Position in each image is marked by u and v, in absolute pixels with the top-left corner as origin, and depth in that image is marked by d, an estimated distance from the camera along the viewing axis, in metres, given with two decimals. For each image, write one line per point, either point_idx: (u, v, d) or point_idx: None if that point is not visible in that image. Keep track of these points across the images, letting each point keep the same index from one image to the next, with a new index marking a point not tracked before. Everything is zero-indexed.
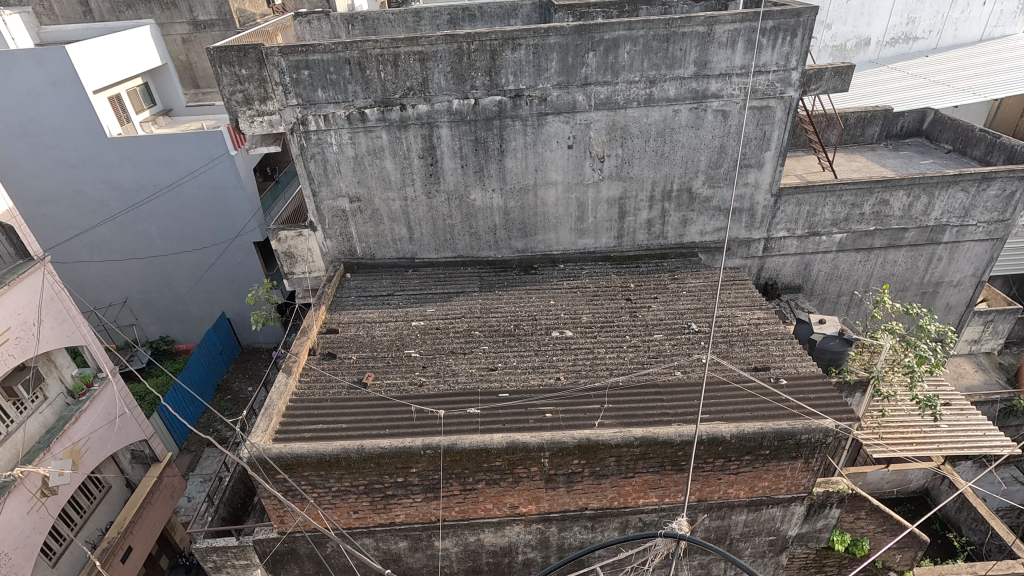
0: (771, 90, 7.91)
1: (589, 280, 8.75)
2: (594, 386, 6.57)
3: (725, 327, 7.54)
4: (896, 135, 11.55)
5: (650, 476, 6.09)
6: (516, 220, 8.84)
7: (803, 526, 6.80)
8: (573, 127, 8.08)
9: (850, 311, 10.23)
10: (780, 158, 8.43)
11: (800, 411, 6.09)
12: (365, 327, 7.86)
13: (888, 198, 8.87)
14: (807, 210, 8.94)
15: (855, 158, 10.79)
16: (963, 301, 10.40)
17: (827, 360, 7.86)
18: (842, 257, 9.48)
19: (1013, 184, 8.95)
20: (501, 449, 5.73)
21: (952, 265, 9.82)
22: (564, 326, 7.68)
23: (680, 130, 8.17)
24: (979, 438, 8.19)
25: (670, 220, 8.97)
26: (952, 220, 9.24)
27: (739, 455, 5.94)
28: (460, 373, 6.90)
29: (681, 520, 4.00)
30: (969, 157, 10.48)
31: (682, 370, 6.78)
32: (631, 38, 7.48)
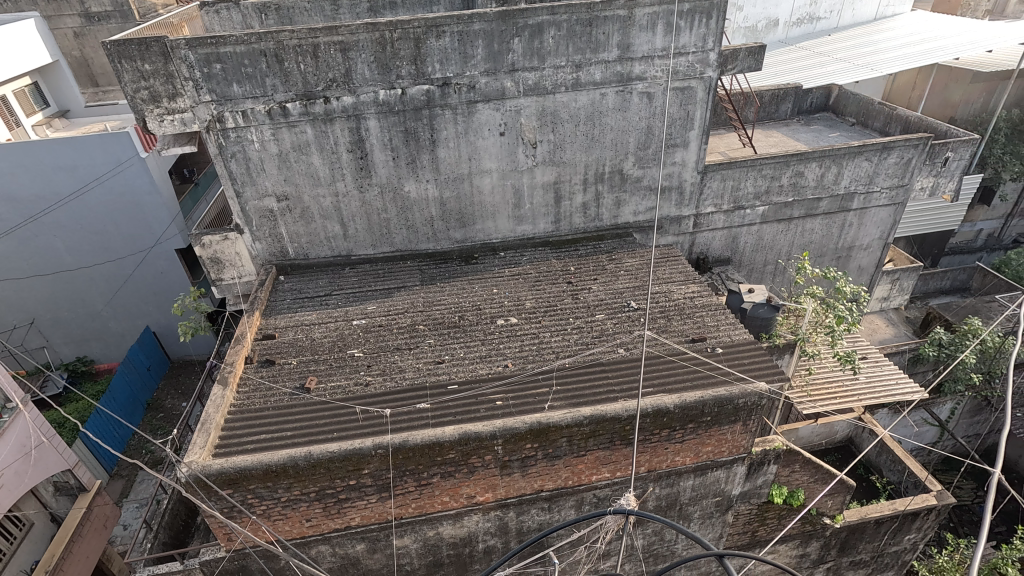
0: (691, 70, 8.19)
1: (530, 266, 8.82)
2: (543, 370, 6.66)
3: (662, 303, 7.81)
4: (807, 111, 12.28)
5: (601, 453, 6.27)
6: (453, 211, 8.76)
7: (745, 484, 7.22)
8: (503, 113, 8.07)
9: (776, 279, 10.84)
10: (704, 137, 8.76)
11: (735, 377, 6.44)
12: (304, 330, 7.59)
13: (803, 170, 9.44)
14: (732, 184, 9.36)
15: (772, 133, 11.39)
16: (873, 262, 11.26)
17: (758, 327, 8.21)
18: (765, 228, 10.03)
19: (910, 152, 9.74)
20: (454, 441, 5.72)
21: (862, 230, 10.60)
22: (508, 314, 7.71)
23: (608, 113, 8.32)
24: (893, 387, 8.96)
25: (604, 202, 9.16)
26: (859, 187, 9.95)
27: (683, 424, 6.22)
28: (407, 369, 6.80)
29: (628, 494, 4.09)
30: (871, 129, 11.31)
31: (624, 347, 6.98)
32: (554, 22, 7.52)
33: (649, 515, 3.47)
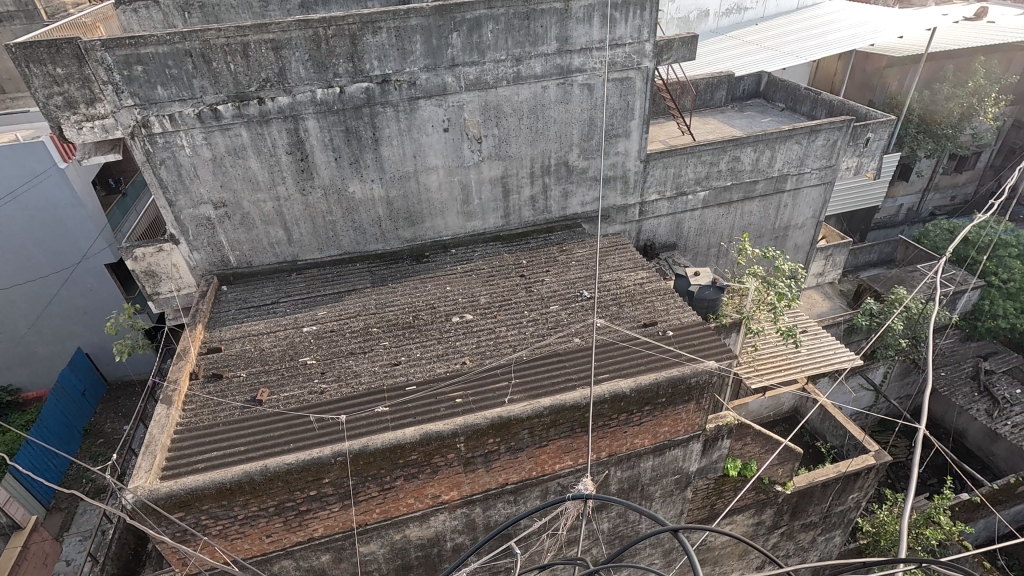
0: (629, 61, 8.35)
1: (482, 261, 8.80)
2: (501, 364, 6.69)
3: (614, 291, 7.96)
4: (740, 97, 12.76)
5: (563, 441, 6.36)
6: (401, 209, 8.62)
7: (701, 460, 7.49)
8: (446, 109, 7.99)
9: (719, 261, 11.26)
10: (645, 126, 8.97)
11: (687, 358, 6.66)
12: (252, 340, 7.31)
13: (739, 155, 9.82)
14: (673, 172, 9.64)
15: (708, 121, 11.79)
16: (807, 240, 11.86)
17: (705, 308, 8.52)
18: (707, 213, 10.38)
19: (835, 134, 10.29)
20: (416, 443, 5.68)
21: (796, 210, 11.13)
22: (463, 310, 7.68)
23: (550, 106, 8.39)
24: (832, 357, 9.49)
25: (552, 194, 9.24)
26: (791, 169, 10.44)
27: (640, 407, 6.38)
28: (362, 373, 6.67)
29: (588, 479, 4.15)
30: (799, 113, 11.87)
31: (580, 336, 7.09)
32: (492, 16, 7.52)
33: (608, 497, 3.43)
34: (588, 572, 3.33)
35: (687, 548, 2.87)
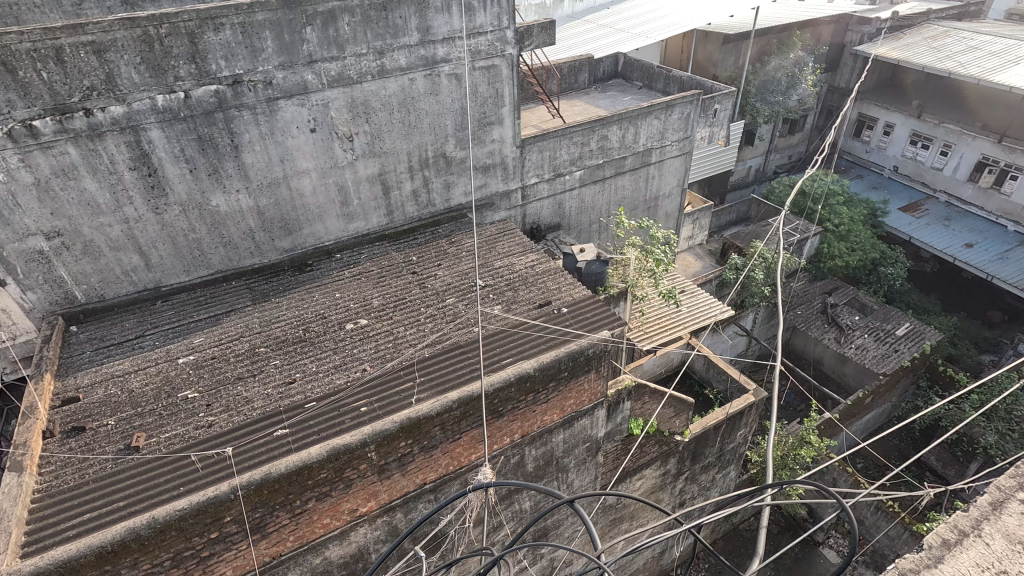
0: (493, 49, 8.43)
1: (371, 263, 8.51)
2: (403, 364, 6.55)
3: (506, 276, 8.09)
4: (601, 79, 13.41)
5: (476, 431, 6.41)
6: (274, 219, 8.07)
7: (608, 425, 7.92)
8: (310, 109, 7.57)
9: (602, 235, 11.87)
10: (516, 112, 9.14)
11: (582, 331, 6.97)
12: (117, 382, 6.51)
13: (606, 133, 10.35)
14: (549, 154, 9.94)
15: (575, 102, 12.30)
16: (676, 207, 12.85)
17: (594, 282, 8.94)
18: (584, 191, 10.87)
19: (688, 108, 11.18)
20: (323, 461, 5.43)
21: (663, 180, 12.00)
22: (356, 316, 7.40)
23: (420, 98, 8.25)
24: (709, 311, 10.43)
25: (434, 187, 9.14)
26: (654, 143, 11.21)
27: (545, 385, 6.59)
28: (254, 398, 6.20)
29: (487, 467, 4.28)
30: (655, 90, 12.75)
31: (479, 325, 7.14)
32: (346, 9, 7.21)
33: (505, 483, 3.48)
34: (495, 559, 3.40)
35: (585, 519, 3.02)
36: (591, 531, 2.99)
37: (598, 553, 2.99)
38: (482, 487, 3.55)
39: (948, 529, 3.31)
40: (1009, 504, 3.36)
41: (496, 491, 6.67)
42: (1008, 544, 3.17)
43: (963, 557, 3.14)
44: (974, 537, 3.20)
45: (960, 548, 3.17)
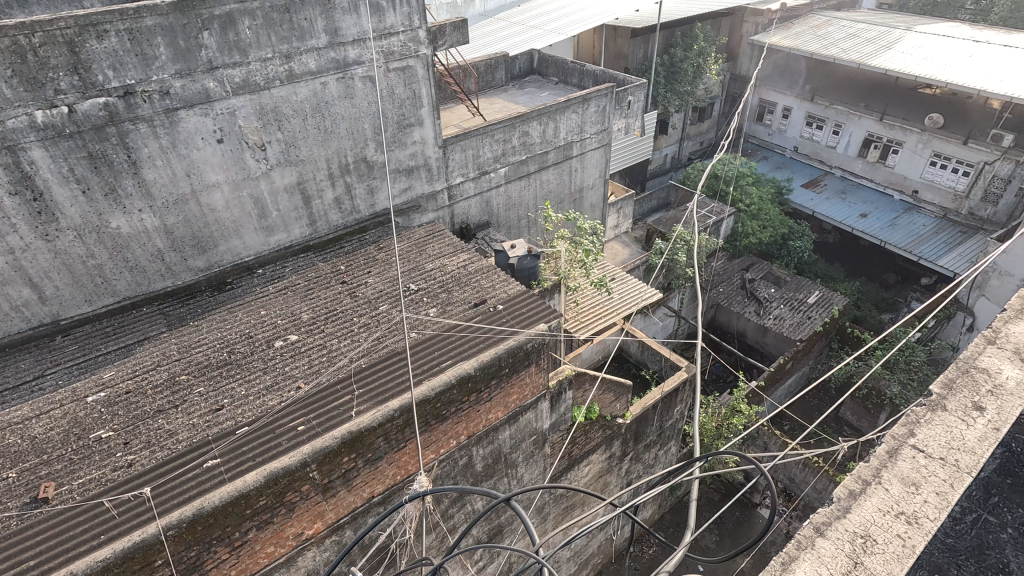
0: (406, 49, 8.29)
1: (296, 276, 8.16)
2: (340, 377, 6.34)
3: (439, 278, 8.01)
4: (518, 75, 13.53)
5: (421, 438, 6.31)
6: (185, 237, 7.57)
7: (552, 416, 8.04)
8: (215, 118, 7.15)
9: (531, 230, 12.01)
10: (436, 113, 9.04)
11: (519, 326, 7.02)
12: (16, 430, 5.88)
13: (527, 129, 10.46)
14: (472, 153, 9.93)
15: (495, 100, 12.34)
16: (600, 197, 13.21)
17: (527, 277, 9.00)
18: (510, 188, 10.95)
19: (603, 101, 11.49)
20: (261, 488, 5.18)
21: (585, 172, 12.30)
22: (285, 332, 7.06)
23: (335, 102, 7.98)
24: (639, 296, 10.81)
25: (357, 193, 8.88)
26: (574, 137, 11.44)
27: (487, 384, 6.60)
28: (179, 429, 5.78)
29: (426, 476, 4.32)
30: (571, 85, 13.01)
31: (415, 329, 7.02)
32: (246, 11, 6.84)
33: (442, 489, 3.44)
34: (438, 567, 3.36)
35: (523, 518, 3.06)
36: (528, 525, 3.02)
37: (537, 548, 3.03)
38: (419, 496, 3.50)
39: (853, 480, 3.36)
40: (902, 450, 3.45)
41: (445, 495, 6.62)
42: (904, 487, 3.23)
43: (867, 505, 3.18)
44: (874, 485, 3.24)
45: (864, 496, 3.21)
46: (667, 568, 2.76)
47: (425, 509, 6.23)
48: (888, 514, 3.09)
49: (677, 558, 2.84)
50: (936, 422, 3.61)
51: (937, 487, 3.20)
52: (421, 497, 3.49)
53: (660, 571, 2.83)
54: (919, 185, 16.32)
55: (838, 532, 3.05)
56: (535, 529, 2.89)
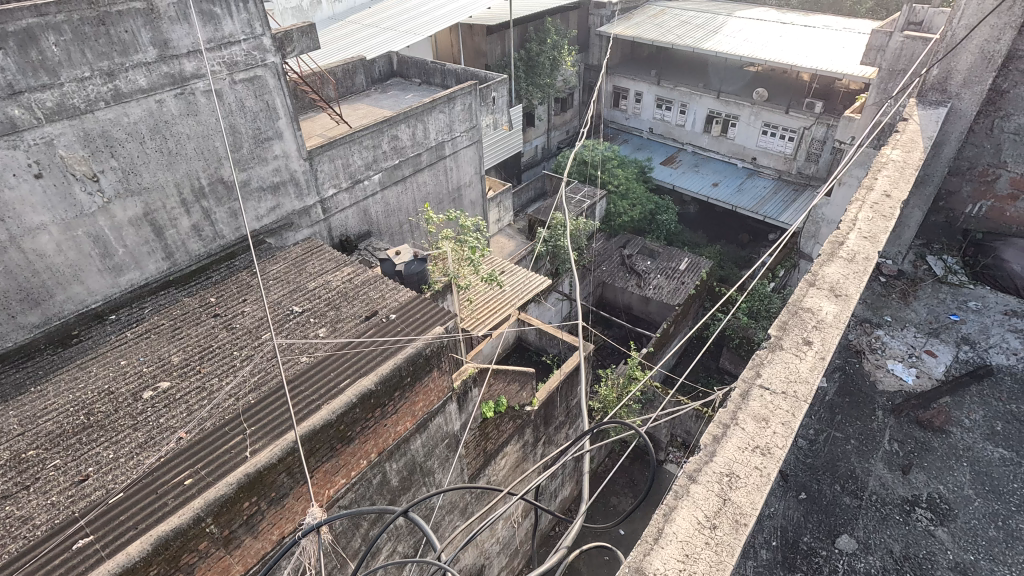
0: (251, 59, 7.73)
1: (157, 317, 7.29)
2: (226, 418, 5.78)
3: (324, 295, 7.60)
4: (379, 79, 13.23)
5: (328, 466, 5.95)
6: (9, 291, 6.49)
7: (461, 417, 8.01)
8: (28, 150, 6.19)
9: (415, 234, 11.89)
10: (295, 124, 8.56)
11: (415, 333, 6.87)
12: None
13: (396, 133, 10.27)
14: (342, 162, 9.54)
15: (358, 106, 11.97)
16: (478, 194, 13.37)
17: (417, 282, 8.83)
18: (386, 194, 10.73)
19: (468, 99, 11.58)
20: (148, 557, 4.58)
21: (460, 170, 12.36)
22: (154, 381, 6.28)
23: (176, 121, 7.26)
24: (529, 286, 11.12)
25: (218, 218, 8.18)
26: (444, 136, 11.43)
27: (391, 396, 6.38)
28: (35, 513, 4.97)
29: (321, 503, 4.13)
30: (435, 85, 12.96)
31: (306, 354, 6.59)
32: (50, 26, 5.97)
33: (333, 517, 3.32)
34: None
35: (422, 528, 3.03)
36: (428, 532, 3.01)
37: (437, 552, 3.06)
38: (313, 528, 3.36)
39: (717, 425, 3.91)
40: (752, 391, 4.08)
41: (361, 518, 6.39)
42: (757, 423, 3.84)
43: (730, 445, 3.73)
44: (732, 426, 3.82)
45: (727, 438, 3.76)
46: (566, 544, 2.90)
47: (327, 541, 5.77)
48: (746, 450, 3.65)
49: (574, 531, 2.97)
50: (775, 361, 4.32)
51: (780, 419, 3.84)
52: (316, 528, 3.35)
53: (560, 547, 2.96)
54: (756, 152, 18.36)
55: (709, 475, 3.53)
56: (433, 536, 2.93)
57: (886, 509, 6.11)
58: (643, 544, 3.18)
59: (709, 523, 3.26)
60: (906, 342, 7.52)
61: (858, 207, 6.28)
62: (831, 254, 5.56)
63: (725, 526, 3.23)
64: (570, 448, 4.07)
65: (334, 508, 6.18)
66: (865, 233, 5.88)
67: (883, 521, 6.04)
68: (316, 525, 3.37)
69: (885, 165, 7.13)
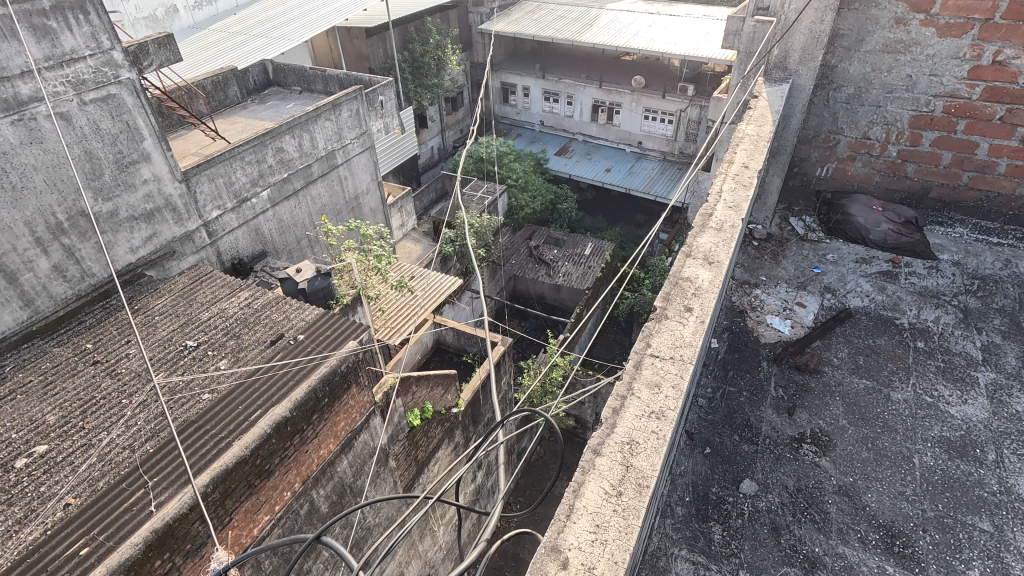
0: (101, 76, 6.99)
1: (20, 374, 6.26)
2: (122, 474, 5.11)
3: (221, 324, 6.88)
4: (255, 90, 12.50)
5: (248, 504, 5.58)
6: None
7: (388, 430, 7.78)
8: None
9: (315, 249, 11.42)
10: (164, 144, 7.84)
11: (327, 351, 6.51)
12: None
13: (281, 145, 9.76)
14: (223, 181, 8.91)
15: (234, 119, 11.24)
16: (377, 201, 13.08)
17: (323, 298, 8.44)
18: (278, 210, 10.18)
19: (355, 104, 11.22)
20: None
21: (355, 178, 11.99)
22: (26, 446, 5.40)
23: (17, 152, 6.38)
24: (441, 289, 11.08)
25: (84, 254, 7.34)
26: (334, 145, 11.03)
27: (309, 420, 6.05)
28: None
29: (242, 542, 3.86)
30: (317, 92, 12.45)
31: (208, 390, 5.95)
32: None
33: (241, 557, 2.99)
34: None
35: (338, 549, 2.76)
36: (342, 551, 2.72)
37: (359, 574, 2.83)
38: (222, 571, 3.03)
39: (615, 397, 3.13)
40: (644, 359, 3.30)
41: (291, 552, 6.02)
42: (652, 390, 3.09)
43: (630, 412, 3.00)
44: (630, 395, 3.08)
45: (625, 407, 3.01)
46: (485, 536, 2.86)
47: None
48: (646, 417, 2.94)
49: (493, 524, 2.93)
50: (661, 330, 3.48)
51: (672, 381, 3.11)
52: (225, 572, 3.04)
53: (481, 540, 2.92)
54: (641, 137, 19.41)
55: (611, 446, 2.82)
56: (348, 556, 2.66)
57: (777, 450, 3.86)
58: (555, 521, 2.55)
59: (615, 492, 2.62)
60: (778, 295, 5.11)
61: (718, 177, 4.86)
62: (697, 226, 4.38)
63: (632, 492, 2.61)
64: (485, 442, 4.04)
65: (259, 548, 5.81)
66: (730, 204, 4.56)
67: (775, 462, 3.79)
68: (225, 568, 3.06)
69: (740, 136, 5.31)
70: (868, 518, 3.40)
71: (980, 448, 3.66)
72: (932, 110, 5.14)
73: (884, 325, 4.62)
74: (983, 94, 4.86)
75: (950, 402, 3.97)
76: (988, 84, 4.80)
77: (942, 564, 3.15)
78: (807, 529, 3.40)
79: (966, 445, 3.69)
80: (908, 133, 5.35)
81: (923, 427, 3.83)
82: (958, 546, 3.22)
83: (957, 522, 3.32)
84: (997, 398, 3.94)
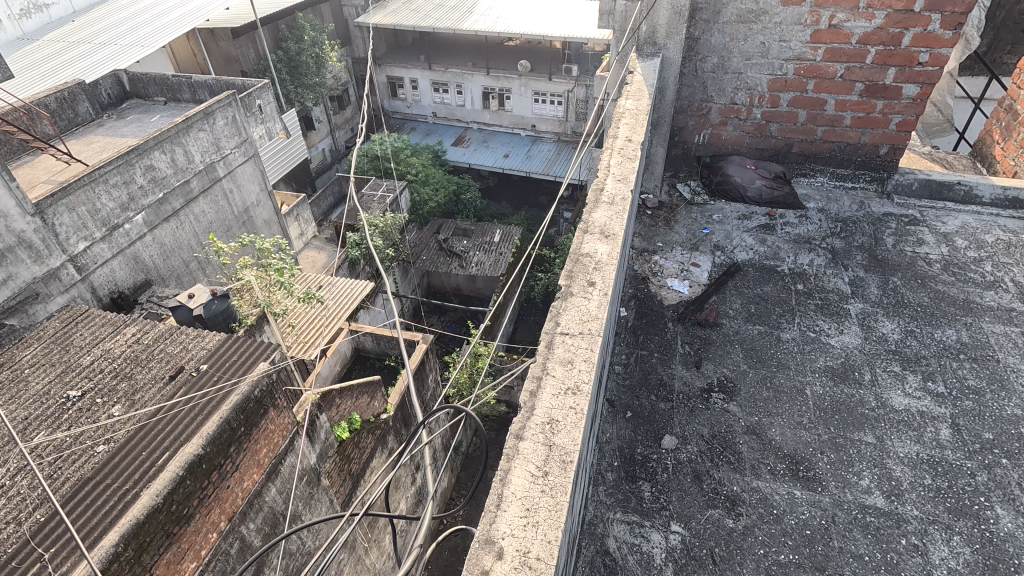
0: None
1: None
2: (10, 552, 4.43)
3: (108, 366, 6.13)
4: (110, 104, 11.29)
5: (168, 555, 5.14)
6: None
7: (316, 448, 7.43)
8: None
9: (206, 271, 10.59)
10: (6, 174, 6.79)
11: (236, 377, 6.03)
12: None
13: (150, 162, 8.90)
14: (86, 210, 7.99)
15: (90, 139, 10.09)
16: (270, 211, 12.33)
17: (224, 322, 7.80)
18: (157, 234, 9.29)
19: (229, 110, 10.42)
20: None
21: (241, 189, 11.19)
22: None
23: None
24: (352, 297, 10.81)
25: None
26: (212, 156, 10.22)
27: (226, 454, 5.62)
28: None
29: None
30: (184, 101, 11.45)
31: (102, 441, 5.29)
32: None
33: None
34: None
35: None
36: None
37: None
38: None
39: (532, 380, 3.19)
40: (555, 339, 3.37)
41: None
42: (567, 367, 3.17)
43: (548, 391, 3.06)
44: (546, 374, 3.14)
45: (543, 386, 3.08)
46: (421, 539, 2.81)
47: None
48: (564, 394, 3.01)
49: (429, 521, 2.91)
50: (568, 307, 3.56)
51: (584, 355, 3.21)
52: None
53: (418, 542, 2.89)
54: (534, 120, 19.75)
55: (532, 428, 2.86)
56: None
57: (690, 403, 4.12)
58: (486, 513, 2.56)
59: (541, 473, 2.66)
60: (674, 259, 5.40)
61: (605, 153, 5.01)
62: (591, 202, 4.52)
63: (557, 469, 2.67)
64: (410, 446, 3.94)
65: None
66: (619, 177, 4.74)
67: (690, 415, 4.04)
68: None
69: (624, 110, 5.47)
70: (775, 451, 3.73)
71: (859, 371, 4.13)
72: (786, 73, 5.62)
73: (769, 273, 5.05)
74: (825, 55, 5.39)
75: (830, 333, 4.44)
76: (828, 46, 5.33)
77: (839, 479, 3.54)
78: (725, 470, 3.67)
79: (847, 370, 4.15)
80: (768, 95, 5.81)
81: (810, 359, 4.27)
82: (850, 461, 3.62)
83: (847, 440, 3.73)
84: (867, 324, 4.46)
